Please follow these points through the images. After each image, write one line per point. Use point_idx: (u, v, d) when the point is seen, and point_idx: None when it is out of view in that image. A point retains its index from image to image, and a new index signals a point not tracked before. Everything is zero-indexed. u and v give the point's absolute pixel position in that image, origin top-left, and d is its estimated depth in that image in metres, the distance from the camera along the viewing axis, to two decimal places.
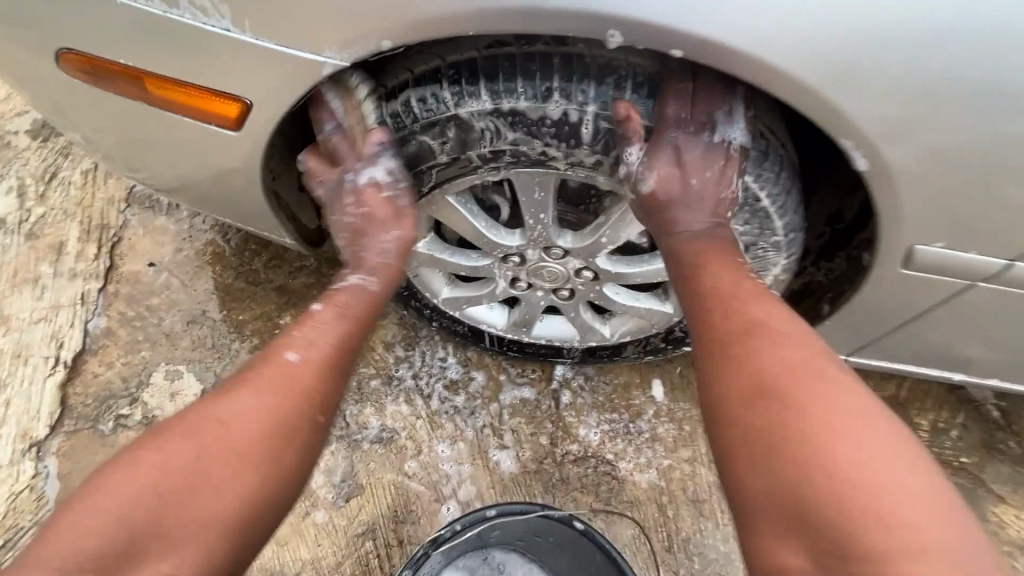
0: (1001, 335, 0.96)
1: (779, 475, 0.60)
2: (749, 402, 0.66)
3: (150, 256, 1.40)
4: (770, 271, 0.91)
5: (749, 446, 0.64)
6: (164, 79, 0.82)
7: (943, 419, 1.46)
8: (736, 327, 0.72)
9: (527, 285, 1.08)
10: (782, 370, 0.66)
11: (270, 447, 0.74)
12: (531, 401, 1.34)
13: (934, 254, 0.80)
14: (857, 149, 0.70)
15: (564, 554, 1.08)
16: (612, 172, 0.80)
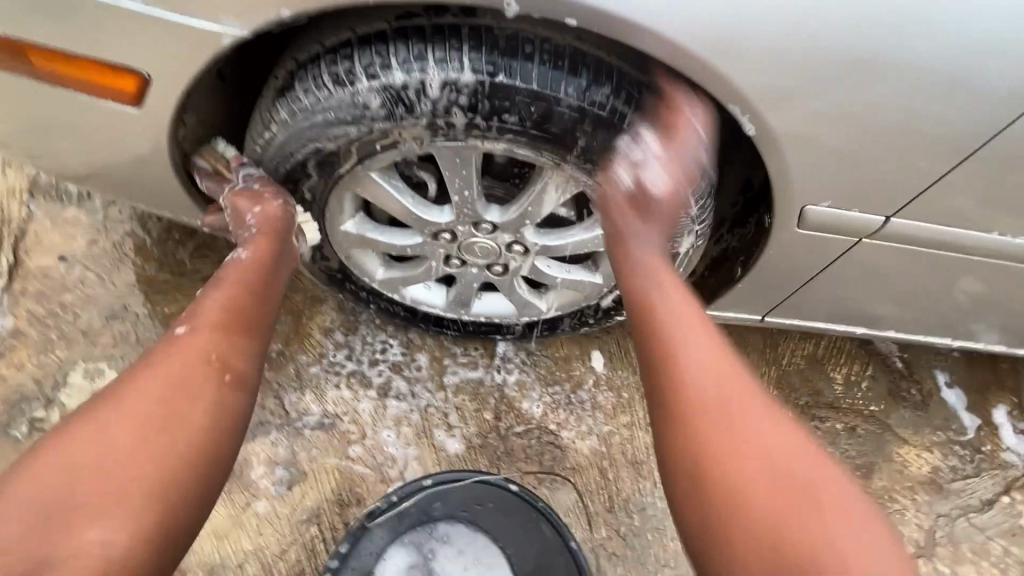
0: (891, 289, 1.06)
1: (705, 473, 0.69)
2: (692, 403, 0.72)
3: (60, 249, 1.31)
4: (685, 239, 0.97)
5: (688, 444, 0.71)
6: (51, 53, 0.78)
7: (854, 372, 1.60)
8: (688, 333, 0.76)
9: (460, 262, 1.09)
10: (722, 378, 0.73)
11: (180, 410, 0.67)
12: (475, 378, 1.36)
13: (824, 214, 0.88)
14: (745, 115, 0.75)
15: (505, 515, 1.12)
16: (530, 143, 0.81)
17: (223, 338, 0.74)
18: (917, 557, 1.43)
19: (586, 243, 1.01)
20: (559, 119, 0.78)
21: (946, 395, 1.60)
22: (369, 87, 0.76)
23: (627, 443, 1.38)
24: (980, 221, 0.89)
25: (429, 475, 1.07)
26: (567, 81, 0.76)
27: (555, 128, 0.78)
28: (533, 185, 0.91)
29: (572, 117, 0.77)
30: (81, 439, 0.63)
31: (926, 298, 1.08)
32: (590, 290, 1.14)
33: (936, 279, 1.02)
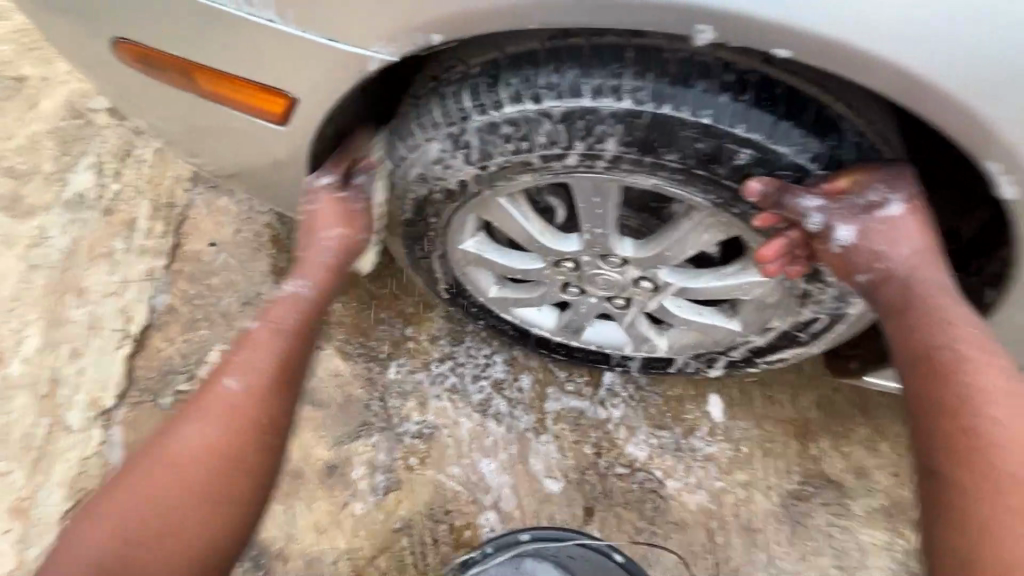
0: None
1: (983, 545, 0.57)
2: (1011, 522, 0.57)
3: (212, 236, 1.44)
4: (855, 298, 0.83)
5: (958, 503, 0.60)
6: (212, 70, 0.81)
7: None
8: (963, 384, 0.64)
9: (578, 292, 1.01)
10: (1005, 433, 0.61)
11: (221, 482, 0.74)
12: (578, 408, 1.29)
13: None
14: (1004, 173, 0.61)
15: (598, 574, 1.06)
16: (686, 181, 0.71)
17: (272, 404, 0.80)
18: None
19: (731, 289, 0.88)
20: (729, 158, 0.68)
21: None
22: (514, 113, 0.70)
23: (742, 505, 1.23)
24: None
25: (527, 532, 1.01)
26: (749, 114, 0.65)
27: (724, 169, 0.68)
28: (675, 225, 0.81)
29: (746, 155, 0.67)
30: (149, 485, 0.72)
31: None
32: (723, 338, 1.00)
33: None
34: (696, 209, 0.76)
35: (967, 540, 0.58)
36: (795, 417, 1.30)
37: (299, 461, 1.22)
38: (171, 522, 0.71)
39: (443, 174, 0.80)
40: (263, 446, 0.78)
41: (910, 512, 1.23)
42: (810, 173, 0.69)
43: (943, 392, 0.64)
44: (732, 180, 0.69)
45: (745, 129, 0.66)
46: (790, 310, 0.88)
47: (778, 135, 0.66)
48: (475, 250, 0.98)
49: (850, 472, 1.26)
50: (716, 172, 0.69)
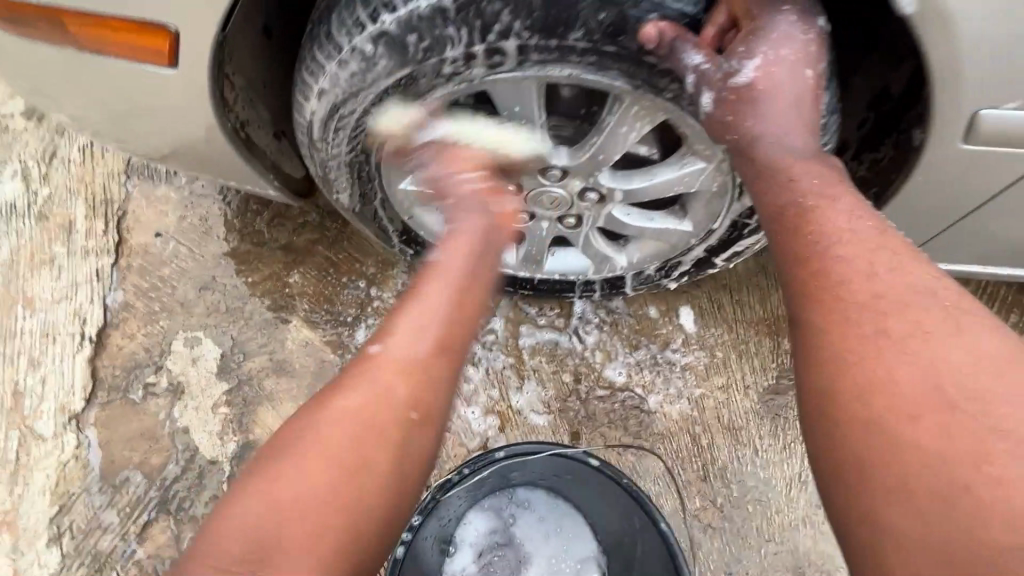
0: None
1: (846, 432, 0.54)
2: (894, 424, 0.52)
3: (156, 226, 1.39)
4: None
5: (843, 394, 0.55)
6: (82, 15, 0.76)
7: (1012, 323, 1.37)
8: (847, 278, 0.58)
9: (529, 216, 1.00)
10: (872, 322, 0.56)
11: (376, 464, 0.62)
12: (552, 340, 1.30)
13: (1002, 120, 0.69)
14: None
15: (584, 486, 1.06)
16: (598, 63, 0.71)
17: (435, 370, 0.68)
18: None
19: (674, 183, 0.88)
20: (634, 27, 0.68)
21: None
22: (408, 13, 0.69)
23: (722, 407, 1.25)
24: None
25: (500, 447, 1.02)
26: None
27: (632, 40, 0.69)
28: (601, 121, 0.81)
29: (649, 20, 0.68)
30: (279, 471, 0.60)
31: None
32: (677, 242, 1.00)
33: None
34: (619, 96, 0.76)
35: (837, 419, 0.55)
36: (766, 317, 1.32)
37: None
38: (304, 527, 0.58)
39: (361, 104, 0.78)
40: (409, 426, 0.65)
41: None
42: None
43: (826, 276, 0.59)
44: (643, 51, 0.70)
45: None
46: (735, 196, 0.89)
47: None
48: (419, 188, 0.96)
49: None
50: (626, 46, 0.70)
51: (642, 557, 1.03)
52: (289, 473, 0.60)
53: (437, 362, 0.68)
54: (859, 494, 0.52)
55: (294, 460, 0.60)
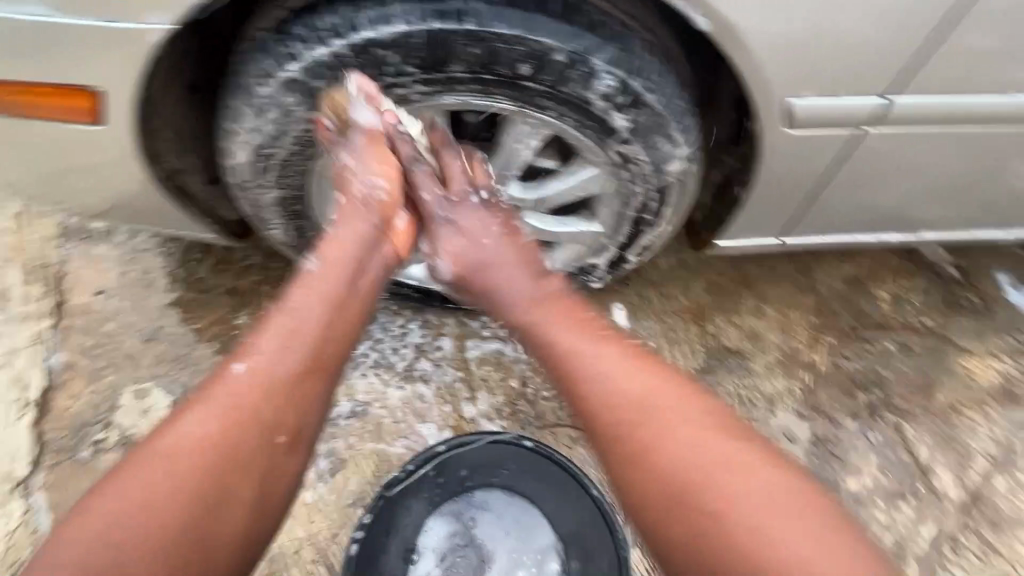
0: (917, 170, 1.01)
1: (633, 461, 0.75)
2: (656, 475, 0.73)
3: (97, 284, 1.40)
4: (673, 170, 0.94)
5: (627, 452, 0.75)
6: (13, 84, 0.83)
7: (904, 287, 1.53)
8: (625, 384, 0.79)
9: None
10: (648, 410, 0.76)
11: (228, 484, 0.72)
12: (498, 349, 1.38)
13: (810, 106, 0.86)
14: (693, 8, 0.75)
15: (530, 473, 1.13)
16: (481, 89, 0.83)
17: (291, 399, 0.77)
18: (995, 473, 1.30)
19: (573, 189, 0.99)
20: (504, 58, 0.79)
21: (1010, 298, 1.53)
22: (310, 61, 0.79)
23: None
24: (988, 76, 0.87)
25: (440, 440, 1.08)
26: (502, 16, 0.76)
27: (506, 69, 0.80)
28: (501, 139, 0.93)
29: (518, 52, 0.78)
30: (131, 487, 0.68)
31: (937, 182, 1.05)
32: (592, 241, 1.10)
33: (965, 153, 0.99)
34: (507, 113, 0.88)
35: (629, 476, 0.75)
36: (690, 305, 1.45)
37: None
38: (142, 545, 0.65)
39: (280, 142, 0.87)
40: (266, 446, 0.75)
41: (800, 358, 1.41)
42: (577, 58, 0.79)
43: (607, 371, 0.79)
44: (524, 74, 0.81)
45: (505, 29, 0.76)
46: (629, 197, 0.99)
47: (533, 27, 0.77)
48: None
49: (746, 338, 1.43)
50: (501, 73, 0.81)
51: (592, 533, 1.10)
52: (138, 488, 0.68)
53: (297, 390, 0.77)
54: (656, 531, 0.72)
55: (147, 476, 0.69)
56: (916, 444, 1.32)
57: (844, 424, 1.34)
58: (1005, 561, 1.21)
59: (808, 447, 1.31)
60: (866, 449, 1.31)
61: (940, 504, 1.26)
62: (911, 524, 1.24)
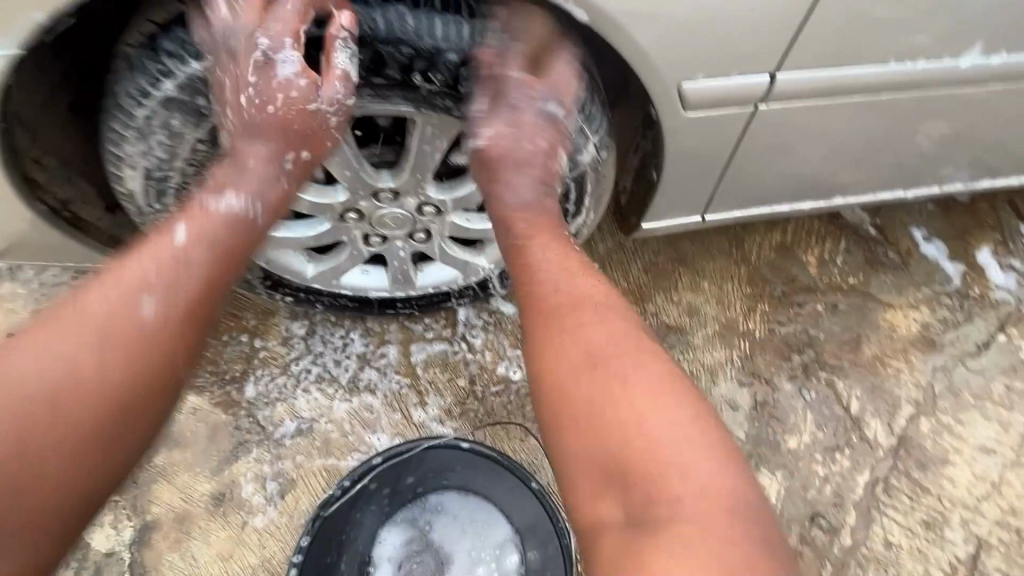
0: (814, 140, 1.07)
1: (549, 379, 0.75)
2: (568, 373, 0.73)
3: (5, 326, 1.30)
4: (582, 157, 0.95)
5: (545, 353, 0.76)
6: None
7: (827, 250, 1.60)
8: (541, 287, 0.81)
9: (382, 240, 1.08)
10: (559, 310, 0.78)
11: (39, 473, 0.63)
12: (443, 350, 1.37)
13: (702, 88, 0.89)
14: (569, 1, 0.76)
15: (475, 474, 1.14)
16: (375, 91, 0.85)
17: (129, 377, 0.68)
18: (920, 415, 1.39)
19: None
20: (390, 59, 0.82)
21: (924, 251, 1.63)
22: (187, 75, 0.80)
23: None
24: (866, 44, 0.92)
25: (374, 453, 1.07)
26: (385, 20, 0.80)
27: (393, 68, 0.82)
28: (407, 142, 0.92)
29: (403, 51, 0.81)
30: None
31: (838, 148, 1.10)
32: None
33: (855, 121, 1.05)
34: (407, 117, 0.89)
35: (548, 375, 0.75)
36: (630, 287, 1.48)
37: (182, 504, 1.17)
38: None
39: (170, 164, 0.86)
40: (94, 429, 0.66)
41: (737, 328, 1.46)
42: (463, 55, 0.82)
43: (532, 281, 0.82)
44: (418, 70, 0.82)
45: (387, 32, 0.80)
46: None
47: (415, 28, 0.80)
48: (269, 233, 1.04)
49: (685, 314, 1.47)
50: (390, 74, 0.83)
51: (541, 525, 1.11)
52: None
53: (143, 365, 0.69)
54: (565, 427, 0.72)
55: None
56: (848, 398, 1.39)
57: (781, 386, 1.40)
58: (935, 496, 1.29)
59: (749, 412, 1.36)
60: (803, 407, 1.37)
61: (873, 450, 1.34)
62: (849, 473, 1.30)
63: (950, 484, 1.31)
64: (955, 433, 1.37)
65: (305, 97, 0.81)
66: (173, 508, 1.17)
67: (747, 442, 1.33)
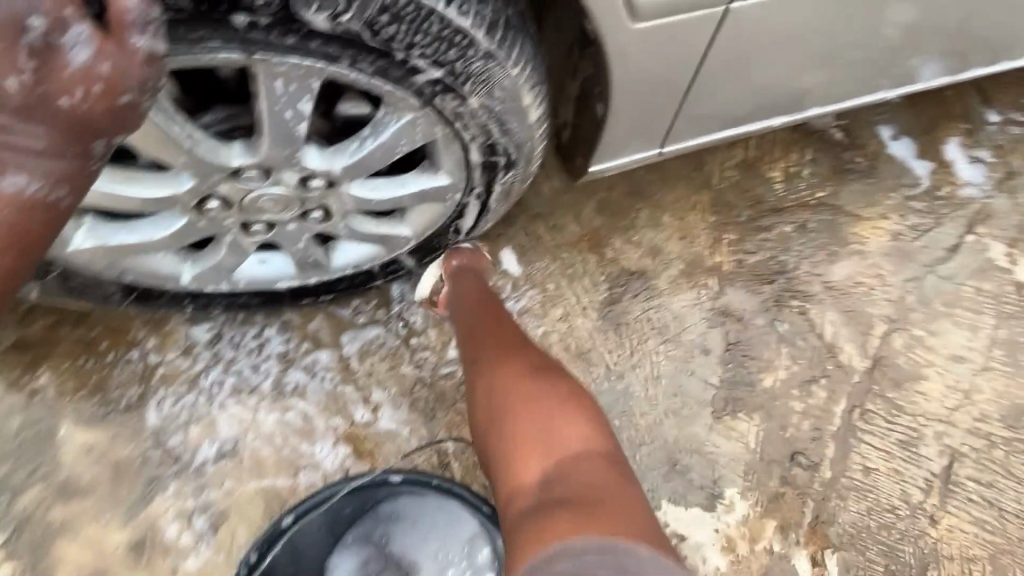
0: (786, 46, 0.88)
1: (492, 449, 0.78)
2: (506, 441, 0.76)
3: None
4: (503, 94, 0.73)
5: (492, 430, 0.79)
6: None
7: (793, 162, 1.45)
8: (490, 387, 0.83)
9: (267, 227, 0.85)
10: (512, 396, 0.80)
11: None
12: (379, 337, 1.18)
13: None
14: None
15: (424, 494, 1.03)
16: (186, 33, 0.60)
17: None
18: (892, 332, 1.33)
19: (391, 146, 0.76)
20: None
21: (892, 151, 1.50)
22: None
23: (566, 337, 1.23)
24: None
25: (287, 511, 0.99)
26: None
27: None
28: (256, 100, 0.68)
29: None
30: None
31: (813, 53, 0.93)
32: (443, 198, 0.87)
33: (831, 17, 0.87)
34: (246, 66, 0.64)
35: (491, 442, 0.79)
36: (583, 232, 1.30)
37: (96, 559, 1.01)
38: None
39: None
40: None
41: (703, 264, 1.32)
42: None
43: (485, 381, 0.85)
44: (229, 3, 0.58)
45: None
46: (465, 141, 0.78)
47: None
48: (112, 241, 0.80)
49: (647, 256, 1.31)
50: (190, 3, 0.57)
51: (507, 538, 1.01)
52: None
53: None
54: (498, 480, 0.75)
55: None
56: (822, 324, 1.31)
57: (754, 321, 1.29)
58: (909, 415, 1.26)
59: (722, 355, 1.26)
60: (777, 342, 1.28)
61: (848, 376, 1.28)
62: (825, 404, 1.25)
63: (923, 400, 1.28)
64: (927, 346, 1.33)
65: (92, 115, 0.54)
66: (86, 566, 1.00)
67: (721, 387, 1.24)
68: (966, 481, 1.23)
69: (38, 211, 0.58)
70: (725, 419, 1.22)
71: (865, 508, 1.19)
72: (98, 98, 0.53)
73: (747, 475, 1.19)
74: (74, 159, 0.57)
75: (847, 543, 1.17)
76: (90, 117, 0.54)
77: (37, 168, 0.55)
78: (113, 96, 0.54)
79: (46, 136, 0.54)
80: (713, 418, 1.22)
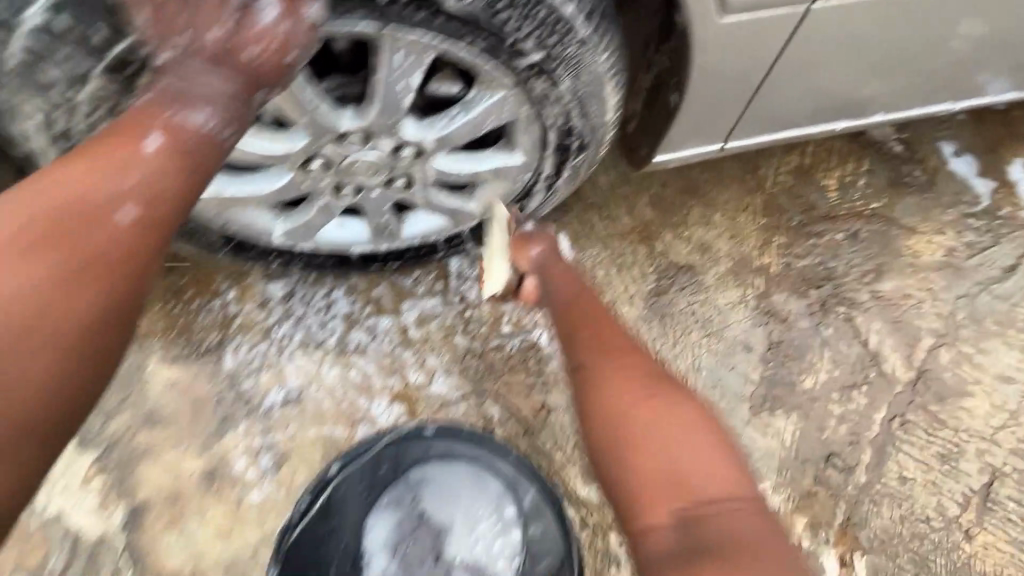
0: (859, 51, 0.91)
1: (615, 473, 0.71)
2: (634, 463, 0.70)
3: None
4: (588, 80, 0.79)
5: (613, 454, 0.72)
6: None
7: (849, 172, 1.46)
8: (612, 413, 0.73)
9: (354, 191, 0.94)
10: (639, 424, 0.71)
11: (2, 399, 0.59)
12: (436, 307, 1.26)
13: None
14: None
15: (455, 459, 1.10)
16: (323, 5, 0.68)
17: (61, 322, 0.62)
18: (939, 346, 1.32)
19: (478, 121, 0.84)
20: None
21: (952, 167, 1.49)
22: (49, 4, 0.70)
23: None
24: None
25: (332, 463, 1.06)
26: None
27: None
28: (372, 69, 0.77)
29: None
30: None
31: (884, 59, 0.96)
32: (516, 175, 0.94)
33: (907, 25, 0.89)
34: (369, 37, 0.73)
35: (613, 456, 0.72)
36: (635, 224, 1.35)
37: (172, 482, 1.11)
38: None
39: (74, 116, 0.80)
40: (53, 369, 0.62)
41: (751, 264, 1.35)
42: None
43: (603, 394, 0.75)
44: None
45: None
46: (546, 121, 0.85)
47: None
48: (222, 191, 0.90)
49: (696, 252, 1.35)
50: None
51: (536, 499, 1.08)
52: None
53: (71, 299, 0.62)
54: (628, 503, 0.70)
55: None
56: (867, 332, 1.32)
57: (798, 323, 1.32)
58: (951, 429, 1.26)
59: (764, 353, 1.29)
60: (821, 346, 1.30)
61: (890, 385, 1.29)
62: (864, 410, 1.26)
63: (967, 416, 1.27)
64: (975, 363, 1.32)
65: (262, 66, 0.68)
66: (163, 488, 1.11)
67: (760, 384, 1.27)
68: (1007, 501, 1.22)
69: (211, 145, 0.68)
70: (762, 415, 1.25)
71: (898, 516, 1.20)
72: (272, 52, 0.67)
73: (780, 470, 1.21)
74: (241, 102, 0.68)
75: (877, 547, 1.18)
76: (260, 68, 0.68)
77: (213, 105, 0.67)
78: (282, 53, 0.68)
79: (221, 80, 0.67)
80: (751, 414, 1.25)
